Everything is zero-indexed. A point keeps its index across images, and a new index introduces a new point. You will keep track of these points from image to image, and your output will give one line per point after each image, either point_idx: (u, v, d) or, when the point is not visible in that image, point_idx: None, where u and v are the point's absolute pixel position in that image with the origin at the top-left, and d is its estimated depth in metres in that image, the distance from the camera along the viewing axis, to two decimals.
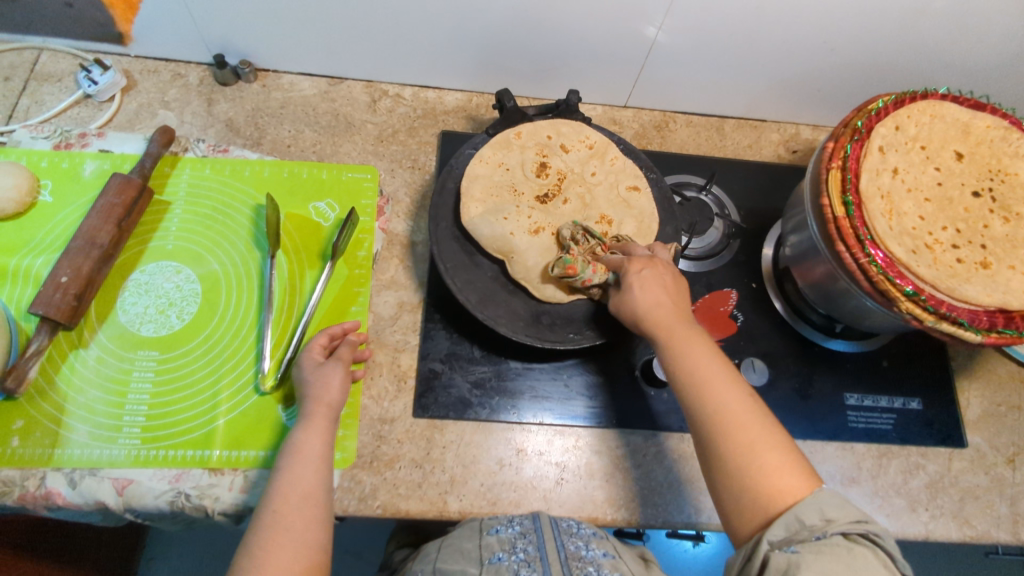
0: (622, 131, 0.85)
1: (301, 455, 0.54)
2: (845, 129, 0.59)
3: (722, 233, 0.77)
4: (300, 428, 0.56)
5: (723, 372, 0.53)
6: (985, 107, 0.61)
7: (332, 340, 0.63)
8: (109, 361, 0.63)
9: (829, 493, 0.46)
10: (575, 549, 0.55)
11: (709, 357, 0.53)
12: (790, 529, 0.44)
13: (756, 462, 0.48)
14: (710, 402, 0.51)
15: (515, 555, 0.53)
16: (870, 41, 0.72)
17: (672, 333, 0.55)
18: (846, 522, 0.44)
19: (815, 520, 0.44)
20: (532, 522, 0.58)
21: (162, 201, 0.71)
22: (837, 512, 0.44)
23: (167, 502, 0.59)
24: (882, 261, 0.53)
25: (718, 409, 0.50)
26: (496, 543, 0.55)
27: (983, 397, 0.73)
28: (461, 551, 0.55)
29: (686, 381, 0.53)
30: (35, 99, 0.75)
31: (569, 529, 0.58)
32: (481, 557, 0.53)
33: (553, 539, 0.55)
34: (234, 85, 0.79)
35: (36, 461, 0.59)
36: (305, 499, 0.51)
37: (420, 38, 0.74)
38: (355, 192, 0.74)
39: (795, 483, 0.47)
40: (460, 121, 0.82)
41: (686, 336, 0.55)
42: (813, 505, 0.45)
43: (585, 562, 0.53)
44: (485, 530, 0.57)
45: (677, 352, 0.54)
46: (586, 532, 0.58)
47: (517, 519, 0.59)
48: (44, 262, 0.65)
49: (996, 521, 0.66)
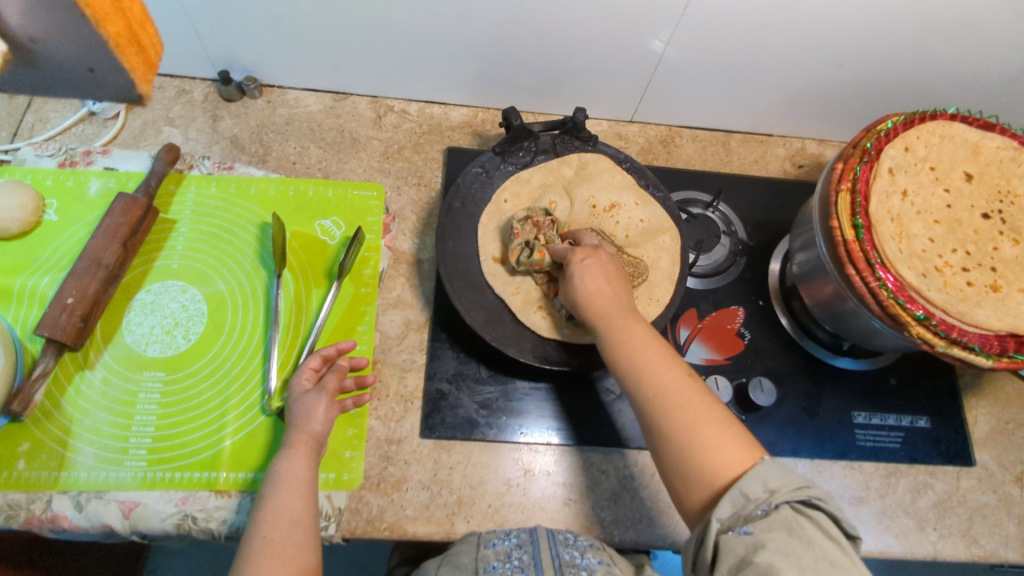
0: (628, 146, 0.84)
1: (286, 478, 0.54)
2: (855, 150, 0.58)
3: (728, 250, 0.77)
4: (284, 451, 0.56)
5: (658, 350, 0.53)
6: (994, 126, 0.61)
7: (325, 362, 0.62)
8: (115, 382, 0.63)
9: (769, 461, 0.45)
10: (569, 557, 0.54)
11: (645, 340, 0.54)
12: (735, 505, 0.43)
13: (695, 437, 0.47)
14: (647, 382, 0.51)
15: (509, 563, 0.53)
16: (879, 57, 0.72)
17: (610, 319, 0.56)
18: (787, 490, 0.43)
19: (758, 491, 0.43)
20: (529, 535, 0.58)
21: (167, 219, 0.70)
22: (779, 481, 0.44)
23: (173, 525, 0.59)
24: (893, 285, 0.53)
25: (656, 385, 0.51)
26: (492, 554, 0.55)
27: (991, 415, 0.73)
28: (457, 565, 0.55)
29: (623, 359, 0.53)
30: (40, 116, 0.74)
31: (566, 540, 0.58)
32: (477, 568, 0.53)
33: (548, 548, 0.55)
34: (239, 101, 0.79)
35: (42, 484, 0.58)
36: (294, 525, 0.51)
37: (429, 54, 0.74)
38: (361, 210, 0.74)
39: (739, 456, 0.46)
40: (466, 137, 0.81)
41: (624, 320, 0.56)
42: (753, 476, 0.44)
43: (579, 569, 0.53)
44: (482, 543, 0.57)
45: (615, 335, 0.55)
46: (583, 543, 0.57)
47: (514, 531, 0.59)
48: (49, 282, 0.65)
49: (1004, 540, 0.66)
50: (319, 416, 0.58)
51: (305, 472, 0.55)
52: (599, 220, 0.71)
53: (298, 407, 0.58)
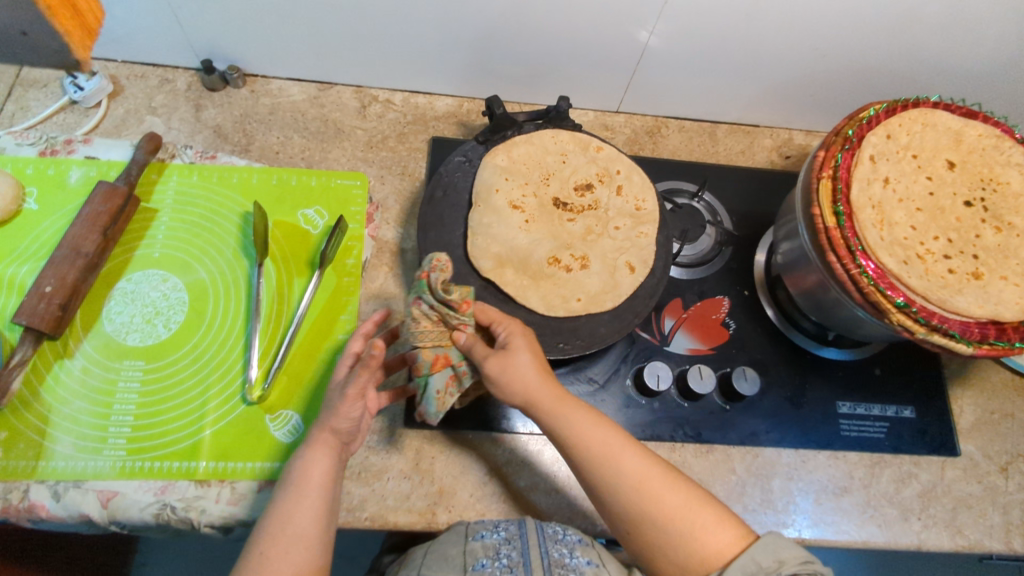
0: (614, 136, 0.84)
1: (306, 481, 0.53)
2: (837, 137, 0.58)
3: (714, 239, 0.76)
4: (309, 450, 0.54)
5: (610, 433, 0.54)
6: (976, 115, 0.61)
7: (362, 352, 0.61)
8: (95, 371, 0.63)
9: (767, 533, 0.50)
10: (559, 556, 0.54)
11: (595, 424, 0.54)
12: (746, 569, 0.47)
13: (690, 518, 0.50)
14: (622, 472, 0.52)
15: (498, 561, 0.54)
16: (860, 48, 0.72)
17: (560, 405, 0.54)
18: (795, 562, 0.48)
19: (769, 561, 0.48)
20: (518, 527, 0.58)
21: (149, 208, 0.70)
22: (786, 553, 0.48)
23: (153, 514, 0.58)
24: (873, 272, 0.52)
25: (632, 473, 0.52)
26: (480, 549, 0.55)
27: (977, 404, 0.73)
28: (445, 556, 0.55)
29: (586, 451, 0.52)
30: (21, 105, 0.74)
31: (554, 535, 0.57)
32: (466, 564, 0.53)
33: (537, 545, 0.55)
34: (223, 91, 0.78)
35: (20, 473, 0.58)
36: (298, 541, 0.50)
37: (411, 43, 0.74)
38: (344, 200, 0.73)
39: (729, 534, 0.50)
40: (450, 127, 0.81)
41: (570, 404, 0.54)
42: (763, 547, 0.48)
43: (568, 570, 0.53)
44: (470, 534, 0.57)
45: (569, 419, 0.53)
46: (571, 539, 0.57)
47: (501, 523, 0.59)
48: (29, 271, 0.65)
49: (988, 530, 0.66)
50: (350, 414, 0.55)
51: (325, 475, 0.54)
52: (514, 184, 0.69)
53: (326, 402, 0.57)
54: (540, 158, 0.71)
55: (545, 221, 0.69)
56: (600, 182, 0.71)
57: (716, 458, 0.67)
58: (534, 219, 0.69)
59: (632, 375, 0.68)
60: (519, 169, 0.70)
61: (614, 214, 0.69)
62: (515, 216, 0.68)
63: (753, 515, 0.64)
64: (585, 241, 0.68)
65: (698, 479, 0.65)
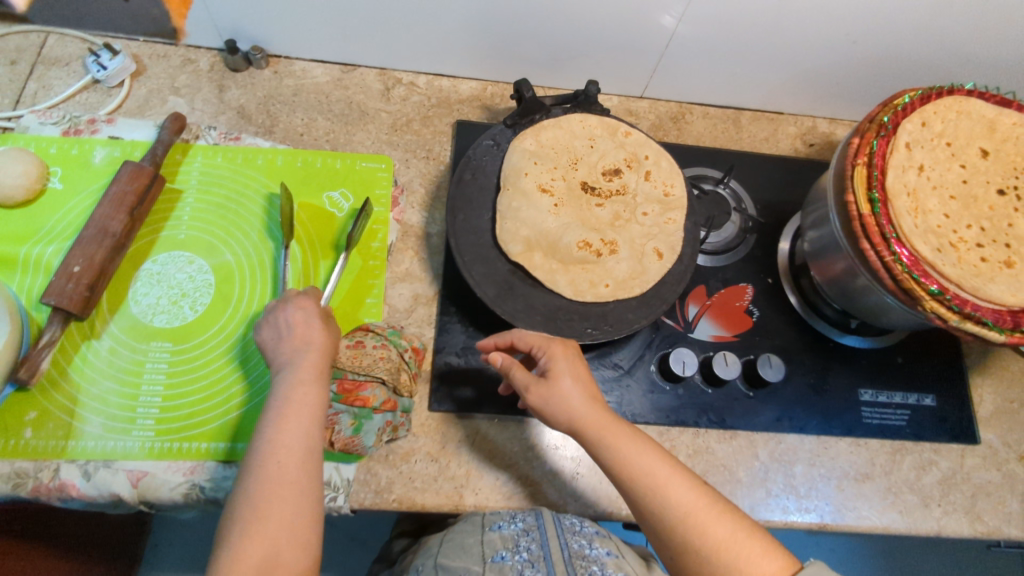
0: (638, 122, 0.84)
1: (290, 412, 0.51)
2: (871, 124, 0.58)
3: (739, 227, 0.76)
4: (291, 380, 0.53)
5: (659, 458, 0.52)
6: (1010, 103, 0.61)
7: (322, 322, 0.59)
8: (122, 352, 0.63)
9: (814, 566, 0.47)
10: (579, 547, 0.55)
11: (644, 452, 0.52)
12: None
13: (737, 551, 0.48)
14: (670, 502, 0.50)
15: (518, 554, 0.54)
16: (893, 35, 0.71)
17: (605, 431, 0.53)
18: None
19: None
20: (535, 518, 0.58)
21: (174, 189, 0.70)
22: None
23: (182, 494, 0.59)
24: (907, 260, 0.53)
25: (683, 506, 0.50)
26: (499, 540, 0.56)
27: (996, 393, 0.73)
28: (464, 547, 0.57)
29: (633, 482, 0.51)
30: (43, 84, 0.73)
31: (571, 526, 0.58)
32: (483, 555, 0.55)
33: (555, 536, 0.55)
34: (246, 72, 0.77)
35: (50, 453, 0.58)
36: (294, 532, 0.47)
37: (439, 25, 0.73)
38: (369, 182, 0.73)
39: (777, 565, 0.47)
40: (475, 111, 0.80)
41: (619, 431, 0.53)
42: None
43: (589, 563, 0.54)
44: (487, 525, 0.58)
45: (615, 448, 0.52)
46: (588, 530, 0.58)
47: (519, 514, 0.59)
48: (55, 251, 0.64)
49: (1007, 517, 0.66)
50: (311, 368, 0.54)
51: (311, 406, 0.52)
52: (541, 170, 0.69)
53: (291, 360, 0.55)
54: (568, 142, 0.71)
55: (572, 207, 0.69)
56: (627, 167, 0.70)
57: (739, 444, 0.67)
58: (562, 203, 0.68)
59: (656, 361, 0.69)
60: (547, 154, 0.70)
61: (642, 199, 0.69)
62: (543, 202, 0.68)
63: (775, 499, 0.65)
64: (612, 227, 0.68)
65: (722, 464, 0.66)
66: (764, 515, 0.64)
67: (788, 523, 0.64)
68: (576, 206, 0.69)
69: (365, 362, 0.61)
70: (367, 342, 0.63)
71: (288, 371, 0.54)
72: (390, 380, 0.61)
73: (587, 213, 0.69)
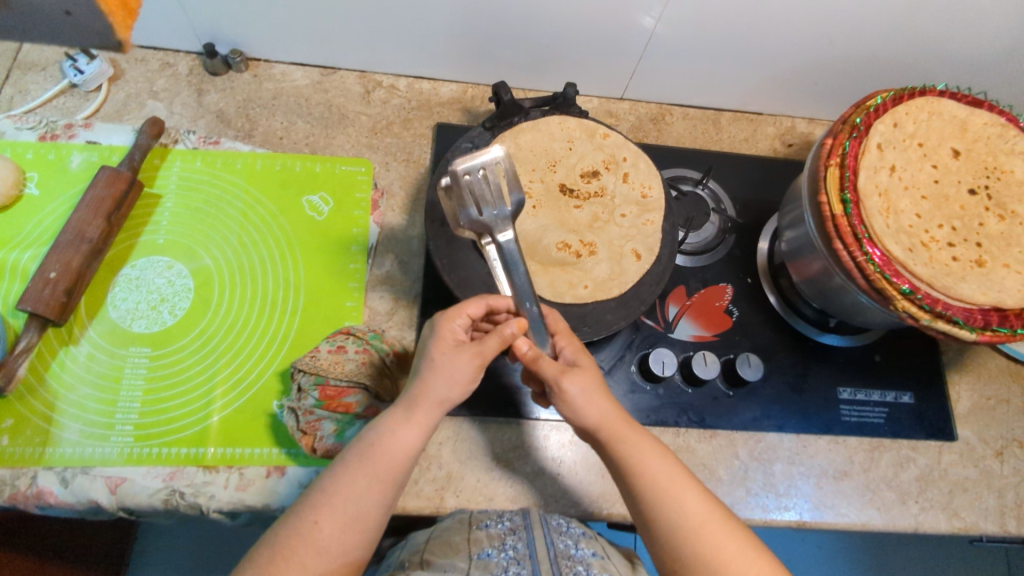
0: (618, 123, 0.84)
1: (375, 452, 0.49)
2: (844, 125, 0.58)
3: (718, 227, 0.76)
4: (392, 419, 0.50)
5: (673, 464, 0.53)
6: (982, 103, 0.61)
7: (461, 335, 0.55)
8: (100, 358, 0.63)
9: None
10: (564, 547, 0.55)
11: (658, 458, 0.52)
12: None
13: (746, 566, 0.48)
14: (685, 510, 0.50)
15: (504, 552, 0.54)
16: (870, 35, 0.72)
17: (624, 433, 0.52)
18: None
19: None
20: (523, 519, 0.59)
21: (152, 194, 0.70)
22: None
23: (161, 500, 0.59)
24: (879, 260, 0.53)
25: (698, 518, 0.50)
26: (485, 538, 0.56)
27: (973, 390, 0.74)
28: (450, 543, 0.56)
29: (648, 485, 0.51)
30: (20, 89, 0.73)
31: (559, 527, 0.58)
32: (470, 552, 0.54)
33: (542, 536, 0.56)
34: (225, 75, 0.77)
35: (28, 460, 0.58)
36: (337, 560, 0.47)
37: (418, 28, 0.73)
38: (349, 186, 0.73)
39: None
40: (455, 113, 0.81)
41: (632, 434, 0.53)
42: None
43: (574, 562, 0.54)
44: (474, 522, 0.58)
45: (633, 450, 0.52)
46: (575, 531, 0.59)
47: (506, 514, 0.60)
48: (32, 256, 0.64)
49: (984, 512, 0.67)
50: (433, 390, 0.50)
51: (402, 452, 0.49)
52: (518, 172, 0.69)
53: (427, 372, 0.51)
54: (546, 144, 0.71)
55: (550, 209, 0.69)
56: (606, 169, 0.71)
57: (719, 443, 0.67)
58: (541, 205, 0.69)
59: (637, 361, 0.69)
60: (526, 156, 0.70)
61: (621, 201, 0.70)
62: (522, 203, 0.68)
63: (755, 498, 0.65)
64: (591, 229, 0.69)
65: (702, 463, 0.66)
66: (743, 513, 0.64)
67: (767, 521, 0.64)
68: (555, 207, 0.69)
69: (349, 368, 0.61)
70: (348, 347, 0.62)
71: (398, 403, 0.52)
72: (374, 386, 0.61)
73: (566, 215, 0.69)
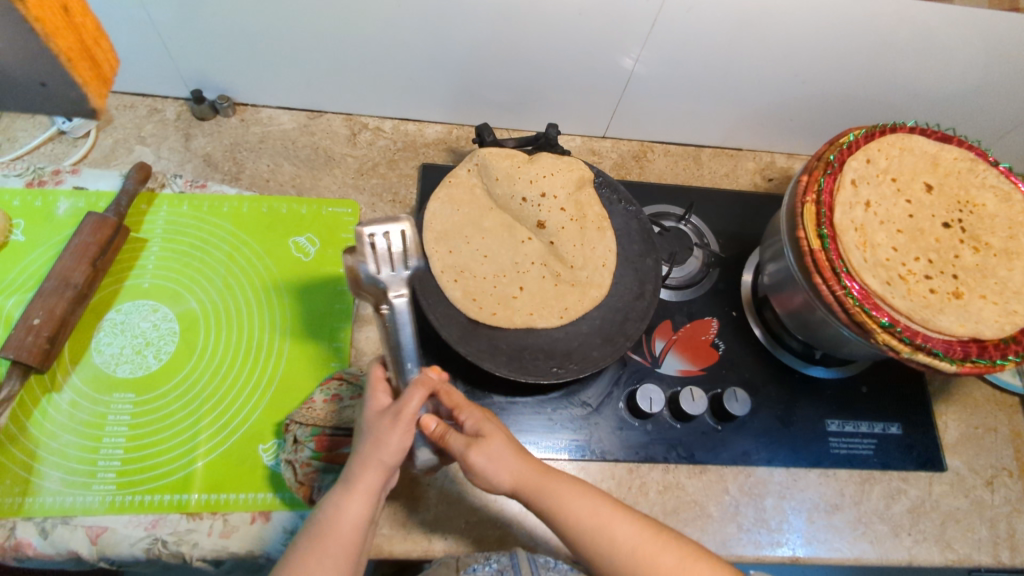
0: (601, 161, 0.86)
1: (328, 535, 0.48)
2: (818, 162, 0.60)
3: (701, 262, 0.77)
4: (337, 497, 0.49)
5: (569, 486, 0.53)
6: (951, 140, 0.63)
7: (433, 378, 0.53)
8: (83, 405, 0.62)
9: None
10: None
11: (575, 494, 0.53)
12: None
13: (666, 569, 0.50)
14: (610, 538, 0.51)
15: None
16: (840, 73, 0.74)
17: (541, 483, 0.52)
18: None
19: None
20: (509, 558, 0.58)
21: (138, 238, 0.70)
22: None
23: (143, 549, 0.58)
24: (858, 293, 0.54)
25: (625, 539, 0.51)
26: None
27: (960, 420, 0.74)
28: None
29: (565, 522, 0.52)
30: (8, 136, 0.73)
31: (546, 564, 0.59)
32: None
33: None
34: (212, 120, 0.78)
35: (6, 511, 0.57)
36: None
37: (401, 73, 0.75)
38: (335, 227, 0.74)
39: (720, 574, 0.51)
40: (441, 153, 0.82)
41: (540, 480, 0.53)
42: None
43: None
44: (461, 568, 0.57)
45: (552, 498, 0.52)
46: (561, 567, 0.60)
47: (494, 555, 0.59)
48: (16, 303, 0.64)
49: (976, 544, 0.67)
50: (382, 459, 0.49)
51: (347, 527, 0.48)
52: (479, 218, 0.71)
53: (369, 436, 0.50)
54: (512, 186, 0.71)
55: (508, 253, 0.71)
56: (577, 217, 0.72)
57: (709, 479, 0.67)
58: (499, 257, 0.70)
59: (624, 398, 0.69)
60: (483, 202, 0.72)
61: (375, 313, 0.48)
62: (471, 252, 0.69)
63: (748, 534, 0.65)
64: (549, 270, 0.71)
65: (692, 499, 0.66)
66: (735, 550, 0.64)
67: (760, 558, 0.64)
68: (511, 248, 0.71)
69: (342, 415, 0.61)
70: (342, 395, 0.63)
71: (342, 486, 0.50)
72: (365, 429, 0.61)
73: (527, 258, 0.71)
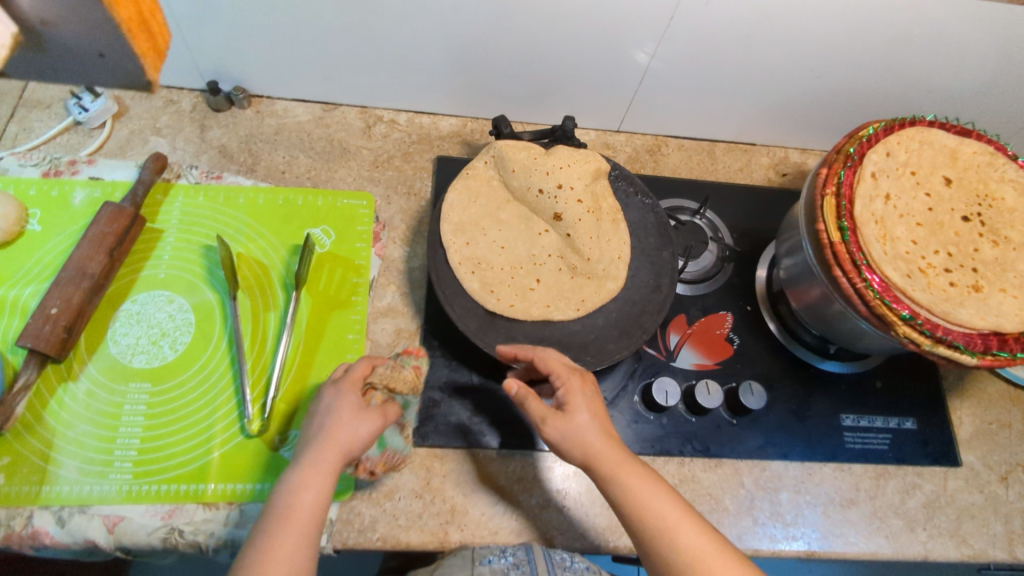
0: (615, 155, 0.86)
1: (293, 511, 0.47)
2: (838, 155, 0.60)
3: (717, 256, 0.77)
4: (298, 475, 0.48)
5: (646, 482, 0.51)
6: (970, 134, 0.63)
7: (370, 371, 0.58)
8: (99, 395, 0.62)
9: None
10: None
11: (650, 487, 0.51)
12: None
13: None
14: (674, 543, 0.48)
15: None
16: (856, 68, 0.74)
17: (617, 467, 0.51)
18: None
19: None
20: (525, 553, 0.58)
21: (154, 229, 0.70)
22: None
23: (159, 539, 0.57)
24: (878, 286, 0.54)
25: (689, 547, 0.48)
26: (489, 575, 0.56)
27: (975, 415, 0.74)
28: None
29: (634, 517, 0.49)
30: (24, 125, 0.74)
31: (562, 561, 0.59)
32: None
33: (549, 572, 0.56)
34: (228, 111, 0.78)
35: (23, 499, 0.57)
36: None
37: (417, 66, 0.75)
38: (350, 219, 0.74)
39: None
40: (455, 146, 0.82)
41: (620, 461, 0.51)
42: None
43: None
44: (476, 560, 0.57)
45: (624, 482, 0.50)
46: (579, 566, 0.60)
47: (510, 548, 0.59)
48: (33, 293, 0.64)
49: (992, 539, 0.67)
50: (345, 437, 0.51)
51: (313, 506, 0.47)
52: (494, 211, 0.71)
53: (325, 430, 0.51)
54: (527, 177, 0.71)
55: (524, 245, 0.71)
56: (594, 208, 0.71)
57: (724, 472, 0.67)
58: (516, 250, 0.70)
59: (640, 390, 0.69)
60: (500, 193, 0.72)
61: None
62: (489, 243, 0.69)
63: (763, 528, 0.65)
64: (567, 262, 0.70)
65: (708, 493, 0.66)
66: (751, 544, 0.64)
67: (776, 551, 0.64)
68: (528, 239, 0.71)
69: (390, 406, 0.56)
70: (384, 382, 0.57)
71: (294, 471, 0.49)
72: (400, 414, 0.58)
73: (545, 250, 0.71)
